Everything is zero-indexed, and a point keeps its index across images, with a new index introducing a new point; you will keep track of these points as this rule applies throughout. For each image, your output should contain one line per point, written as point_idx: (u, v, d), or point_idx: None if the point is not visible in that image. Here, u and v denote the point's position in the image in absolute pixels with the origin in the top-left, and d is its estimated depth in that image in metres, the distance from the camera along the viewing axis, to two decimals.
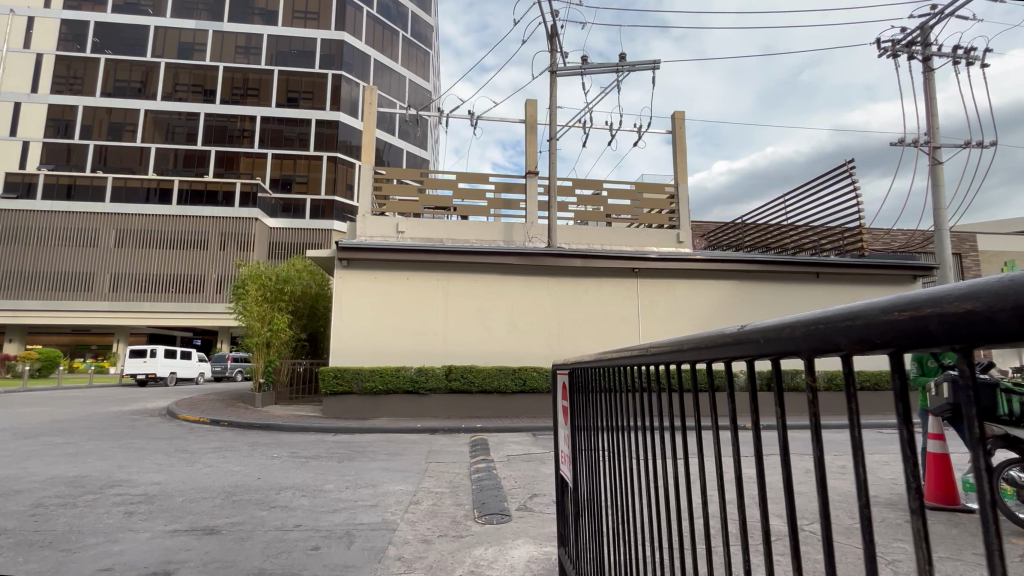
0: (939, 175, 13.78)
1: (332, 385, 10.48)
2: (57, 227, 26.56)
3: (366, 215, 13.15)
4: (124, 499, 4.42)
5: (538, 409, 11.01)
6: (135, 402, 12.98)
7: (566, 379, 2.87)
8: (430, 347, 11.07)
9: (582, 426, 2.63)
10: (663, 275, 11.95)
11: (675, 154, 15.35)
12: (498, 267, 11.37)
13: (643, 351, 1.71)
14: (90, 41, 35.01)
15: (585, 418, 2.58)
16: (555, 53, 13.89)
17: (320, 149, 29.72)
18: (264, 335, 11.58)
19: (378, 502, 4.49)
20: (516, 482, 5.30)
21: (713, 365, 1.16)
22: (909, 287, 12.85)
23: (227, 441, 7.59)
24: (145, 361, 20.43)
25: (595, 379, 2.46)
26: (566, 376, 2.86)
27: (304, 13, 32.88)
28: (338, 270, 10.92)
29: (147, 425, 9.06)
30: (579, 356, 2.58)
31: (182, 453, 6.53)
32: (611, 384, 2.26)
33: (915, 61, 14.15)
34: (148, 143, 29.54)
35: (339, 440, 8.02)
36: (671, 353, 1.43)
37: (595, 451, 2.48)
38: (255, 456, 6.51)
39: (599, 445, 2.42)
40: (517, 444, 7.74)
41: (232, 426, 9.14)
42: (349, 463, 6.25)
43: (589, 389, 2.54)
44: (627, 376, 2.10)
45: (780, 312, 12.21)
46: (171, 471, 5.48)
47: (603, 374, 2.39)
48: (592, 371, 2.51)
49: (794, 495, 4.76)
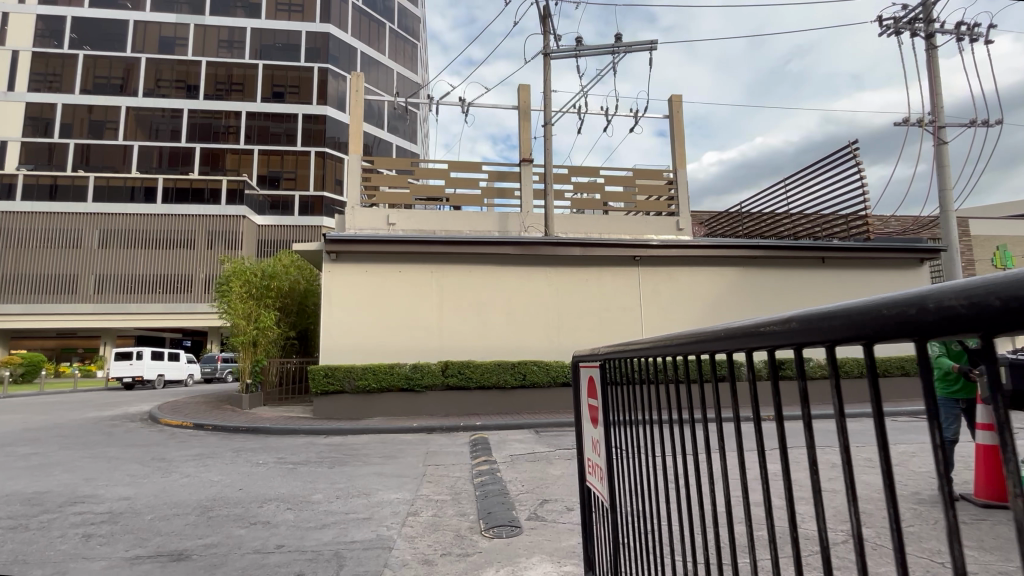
0: (944, 156, 13.49)
1: (322, 384, 9.98)
2: (39, 229, 25.73)
3: (355, 207, 12.61)
4: (84, 519, 3.91)
5: (539, 405, 10.55)
6: (117, 406, 12.37)
7: (594, 372, 2.35)
8: (425, 342, 10.61)
9: (607, 419, 2.22)
10: (664, 262, 11.52)
11: (674, 138, 14.92)
12: (494, 257, 10.90)
13: (678, 337, 1.32)
14: (67, 36, 33.92)
15: (605, 415, 2.19)
16: (547, 35, 13.42)
17: (307, 146, 29.04)
18: (251, 333, 11.09)
19: (372, 515, 4.04)
20: (523, 486, 4.88)
21: (790, 352, 0.87)
22: (917, 270, 12.53)
23: (210, 447, 7.08)
24: (132, 364, 19.92)
25: (626, 372, 1.99)
26: (594, 370, 2.34)
27: (287, 6, 32.02)
28: (326, 264, 10.42)
29: (125, 431, 8.52)
30: (605, 345, 2.11)
31: (158, 462, 6.03)
32: (635, 378, 1.90)
33: (917, 38, 13.85)
34: (130, 140, 28.71)
35: (330, 443, 7.54)
36: (730, 340, 1.05)
37: (619, 454, 2.11)
38: (238, 463, 6.01)
39: (635, 451, 1.97)
40: (520, 443, 7.31)
41: (217, 430, 8.64)
42: (341, 468, 5.77)
43: (612, 384, 2.14)
44: (654, 366, 1.77)
45: (786, 300, 11.87)
46: (144, 484, 4.99)
47: (625, 364, 2.00)
48: (621, 363, 2.04)
49: (827, 495, 4.34)
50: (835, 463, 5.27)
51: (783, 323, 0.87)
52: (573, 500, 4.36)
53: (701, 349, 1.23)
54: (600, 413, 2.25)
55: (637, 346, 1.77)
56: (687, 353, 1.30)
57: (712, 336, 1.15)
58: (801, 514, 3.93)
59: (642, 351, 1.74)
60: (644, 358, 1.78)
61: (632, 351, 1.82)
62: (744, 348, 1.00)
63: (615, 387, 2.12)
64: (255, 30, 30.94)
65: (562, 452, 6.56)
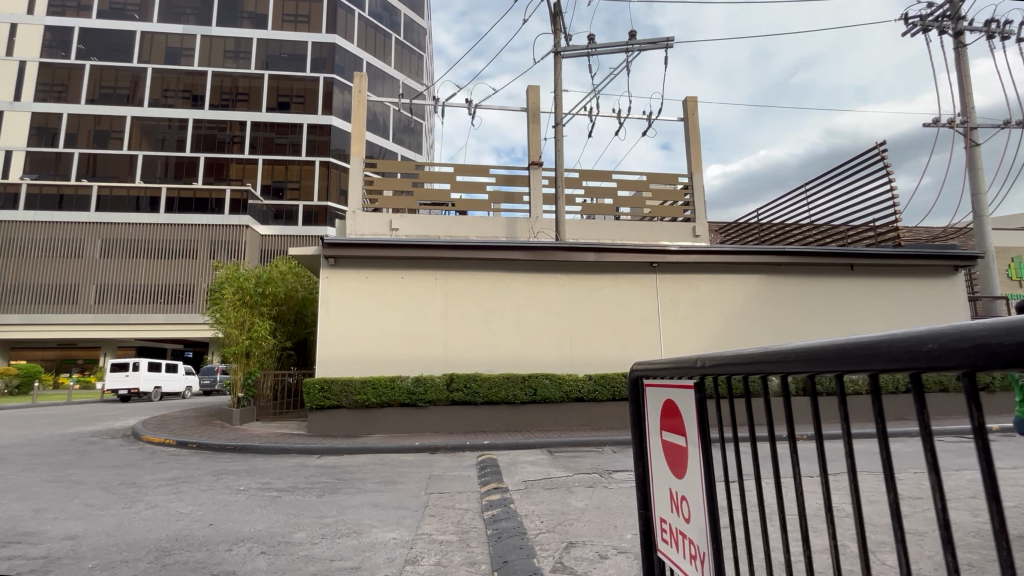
0: (976, 159, 12.83)
1: (318, 399, 9.30)
2: (41, 239, 25.34)
3: (357, 211, 11.96)
4: (12, 567, 3.21)
5: (551, 422, 9.78)
6: (101, 421, 11.61)
7: (650, 394, 1.71)
8: (429, 354, 9.88)
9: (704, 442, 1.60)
10: (683, 269, 10.81)
11: (689, 141, 14.27)
12: (502, 263, 10.25)
13: (825, 343, 0.87)
14: (74, 47, 33.56)
15: (691, 453, 1.39)
16: (559, 34, 12.91)
17: (312, 155, 28.65)
18: (244, 344, 10.41)
19: (361, 564, 3.32)
20: (542, 521, 4.21)
21: None
22: (951, 279, 11.76)
23: (188, 469, 6.36)
24: (127, 376, 19.26)
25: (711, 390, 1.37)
26: (649, 390, 1.72)
27: (293, 16, 31.61)
28: (325, 270, 9.78)
29: (102, 450, 7.82)
30: (669, 358, 1.53)
31: (126, 488, 5.32)
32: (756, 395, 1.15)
33: (945, 36, 13.27)
34: (136, 150, 28.28)
35: (322, 464, 6.83)
36: (948, 342, 0.63)
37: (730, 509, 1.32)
38: (215, 490, 5.30)
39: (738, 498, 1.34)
40: (533, 466, 6.58)
41: (201, 448, 7.95)
42: (331, 497, 5.06)
43: (722, 404, 1.37)
44: (772, 377, 1.10)
45: (815, 311, 11.11)
46: (99, 517, 4.29)
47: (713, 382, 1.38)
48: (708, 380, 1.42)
49: (911, 540, 3.57)
50: (900, 496, 4.64)
51: (1007, 326, 0.55)
52: (604, 544, 3.66)
53: (874, 369, 0.78)
54: (697, 456, 1.37)
55: (779, 345, 1.01)
56: (831, 363, 0.86)
57: (880, 338, 0.75)
58: (890, 567, 3.19)
59: (784, 361, 0.99)
60: (791, 375, 1.01)
61: (765, 353, 1.05)
62: (947, 353, 0.63)
63: (731, 410, 1.31)
64: (261, 40, 30.60)
65: (582, 479, 5.82)
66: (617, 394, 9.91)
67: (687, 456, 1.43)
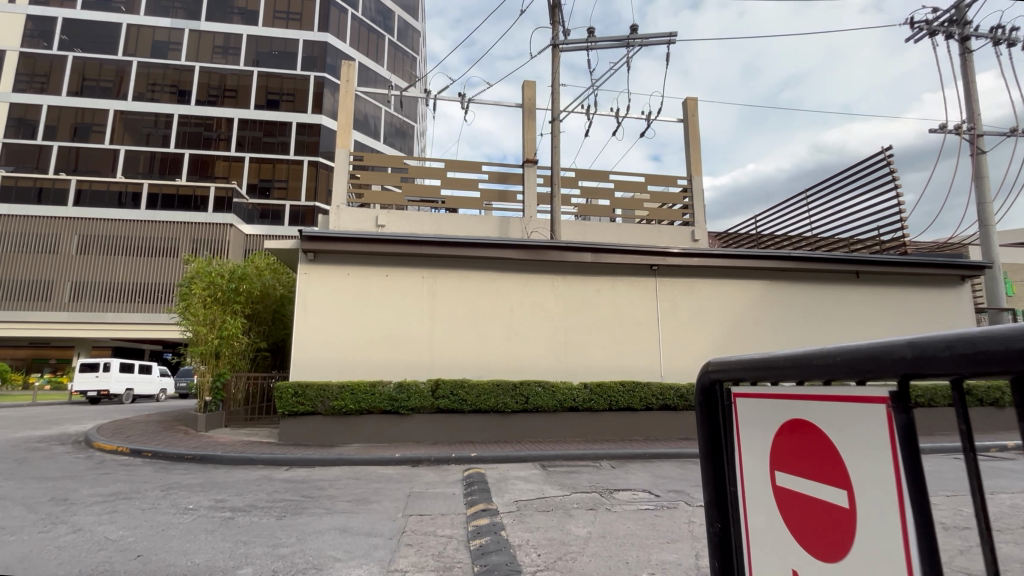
0: (983, 167, 12.45)
1: (291, 405, 8.55)
2: (16, 234, 24.28)
3: (341, 206, 11.23)
4: None
5: (543, 432, 9.12)
6: (55, 425, 10.67)
7: (737, 407, 1.11)
8: (413, 357, 9.18)
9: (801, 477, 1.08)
10: (684, 273, 10.24)
11: (689, 143, 13.79)
12: (495, 262, 9.62)
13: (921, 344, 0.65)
14: (57, 37, 32.26)
15: (886, 521, 0.72)
16: (557, 27, 12.36)
17: (301, 155, 27.69)
18: (212, 344, 9.65)
19: None
20: (541, 555, 3.55)
21: None
22: (959, 288, 11.29)
23: (134, 483, 5.60)
24: (97, 377, 18.22)
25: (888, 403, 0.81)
26: (734, 402, 1.11)
27: (285, 13, 30.65)
28: (303, 265, 9.08)
29: (45, 458, 7.02)
30: (764, 356, 0.98)
31: (53, 506, 4.58)
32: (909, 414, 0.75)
33: (952, 42, 12.86)
34: (118, 144, 27.15)
35: (290, 479, 6.10)
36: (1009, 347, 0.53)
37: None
38: (158, 508, 4.59)
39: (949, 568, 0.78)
40: (526, 483, 5.91)
41: (156, 457, 7.19)
42: (292, 519, 4.33)
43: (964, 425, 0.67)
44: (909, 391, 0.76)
45: (820, 319, 10.60)
46: (5, 544, 3.58)
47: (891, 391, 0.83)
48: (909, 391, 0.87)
49: None
50: None
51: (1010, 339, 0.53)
52: None
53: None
54: (902, 536, 0.70)
55: (874, 339, 0.73)
56: (968, 361, 0.59)
57: (990, 337, 0.57)
58: None
59: (1010, 358, 0.55)
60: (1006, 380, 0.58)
61: (985, 335, 0.57)
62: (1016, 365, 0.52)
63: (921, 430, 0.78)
64: (251, 36, 29.53)
65: (581, 499, 5.17)
66: (615, 404, 9.27)
67: (860, 529, 0.77)
